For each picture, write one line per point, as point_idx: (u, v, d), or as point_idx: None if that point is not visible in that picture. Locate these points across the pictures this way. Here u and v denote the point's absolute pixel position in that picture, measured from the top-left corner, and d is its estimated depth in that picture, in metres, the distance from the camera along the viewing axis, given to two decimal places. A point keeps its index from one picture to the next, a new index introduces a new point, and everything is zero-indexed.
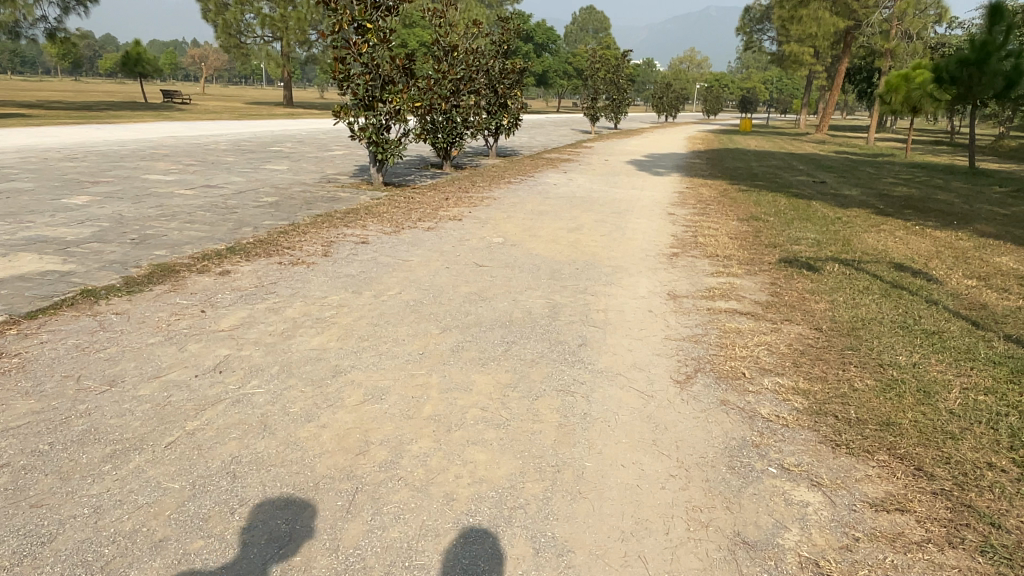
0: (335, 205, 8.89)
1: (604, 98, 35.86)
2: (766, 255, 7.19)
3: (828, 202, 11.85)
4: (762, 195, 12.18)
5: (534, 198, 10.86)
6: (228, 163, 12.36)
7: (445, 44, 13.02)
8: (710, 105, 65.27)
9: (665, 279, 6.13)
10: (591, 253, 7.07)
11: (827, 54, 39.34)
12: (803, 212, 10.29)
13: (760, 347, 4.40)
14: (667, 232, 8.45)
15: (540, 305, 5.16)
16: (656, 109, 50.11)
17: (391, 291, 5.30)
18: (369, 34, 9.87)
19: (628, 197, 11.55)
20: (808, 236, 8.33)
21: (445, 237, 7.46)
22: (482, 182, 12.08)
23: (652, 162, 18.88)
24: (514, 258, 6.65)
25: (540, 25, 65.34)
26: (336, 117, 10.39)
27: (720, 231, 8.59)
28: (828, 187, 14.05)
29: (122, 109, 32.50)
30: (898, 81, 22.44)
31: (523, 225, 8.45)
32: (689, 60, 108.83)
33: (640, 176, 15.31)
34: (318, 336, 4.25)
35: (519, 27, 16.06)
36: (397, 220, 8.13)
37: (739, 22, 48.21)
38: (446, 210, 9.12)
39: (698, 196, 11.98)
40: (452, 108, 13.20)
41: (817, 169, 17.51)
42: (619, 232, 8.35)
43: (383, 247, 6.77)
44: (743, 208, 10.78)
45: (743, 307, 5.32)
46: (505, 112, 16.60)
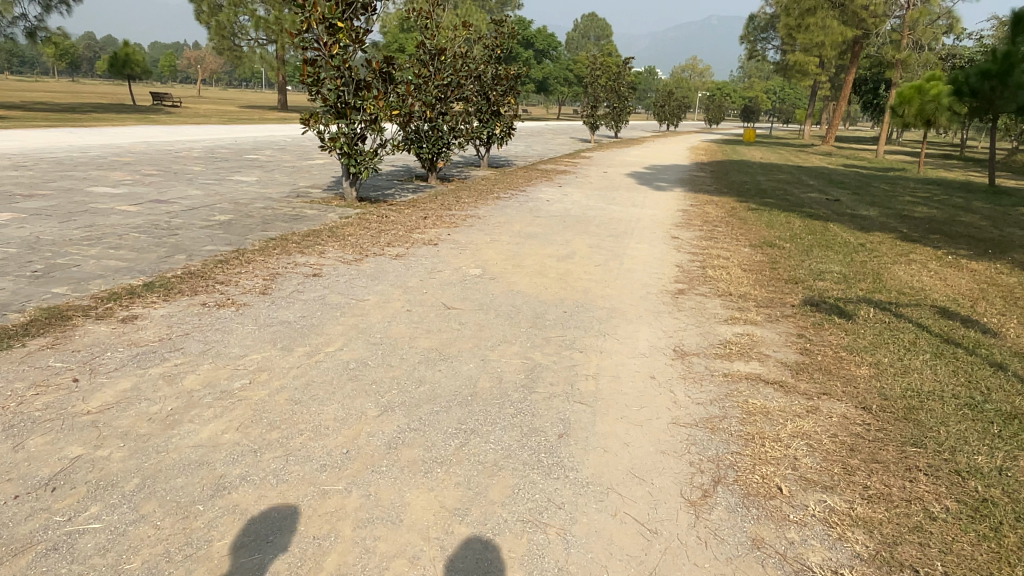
0: (296, 225, 7.90)
1: (605, 107, 34.97)
2: (788, 294, 6.16)
3: (846, 224, 10.85)
4: (773, 215, 11.19)
5: (524, 216, 9.85)
6: (192, 173, 11.34)
7: (432, 47, 12.07)
8: (712, 114, 64.48)
9: (670, 329, 5.08)
10: (582, 291, 6.02)
11: (834, 64, 38.47)
12: (821, 237, 9.30)
13: (796, 441, 3.36)
14: (671, 262, 7.41)
15: (514, 367, 4.13)
16: (657, 118, 49.21)
17: (330, 345, 4.26)
18: (341, 35, 8.82)
19: (627, 216, 10.55)
20: (831, 268, 7.32)
21: (414, 268, 6.42)
22: (468, 198, 11.07)
23: (654, 174, 17.87)
24: (490, 296, 5.62)
25: (541, 31, 64.55)
26: (305, 125, 9.33)
27: (731, 260, 7.57)
28: (843, 206, 13.07)
29: (106, 111, 31.54)
30: (912, 93, 21.46)
31: (506, 252, 7.43)
32: (691, 69, 108.09)
33: (641, 190, 14.31)
34: (211, 423, 3.21)
35: (514, 32, 15.10)
36: (363, 244, 7.12)
37: (744, 30, 47.40)
38: (423, 231, 8.12)
39: (704, 216, 10.97)
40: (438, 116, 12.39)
41: (828, 186, 16.53)
42: (616, 261, 7.32)
43: (336, 281, 5.75)
44: (754, 230, 9.79)
45: (767, 372, 4.29)
46: (497, 121, 15.62)
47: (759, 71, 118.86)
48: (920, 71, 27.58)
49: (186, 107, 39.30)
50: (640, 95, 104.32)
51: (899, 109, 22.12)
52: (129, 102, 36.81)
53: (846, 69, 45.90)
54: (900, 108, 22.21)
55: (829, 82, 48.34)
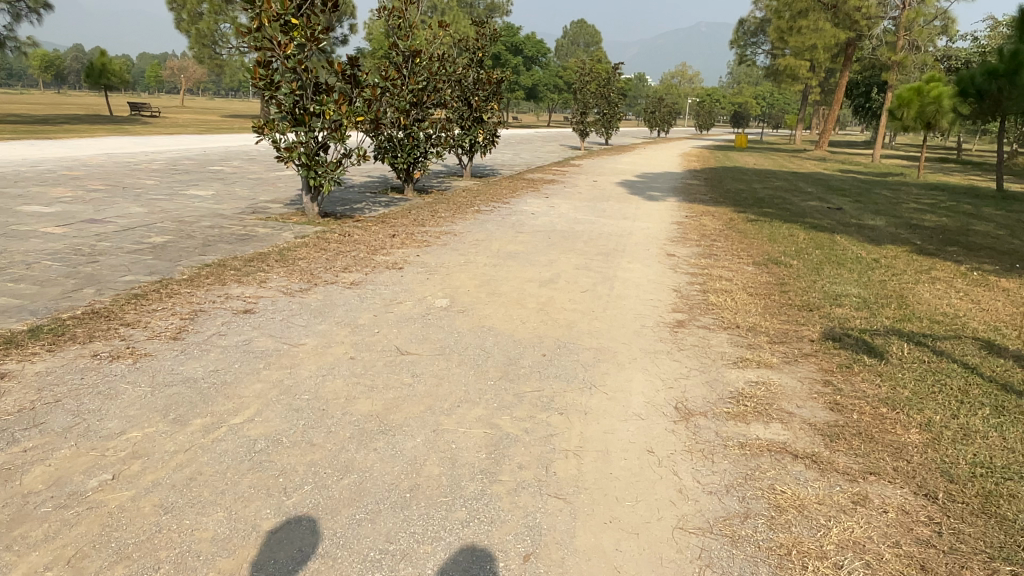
0: (243, 246, 6.98)
1: (595, 113, 34.27)
2: (804, 326, 5.29)
3: (855, 236, 10.00)
4: (775, 226, 10.36)
5: (505, 233, 8.95)
6: (142, 187, 10.41)
7: (405, 48, 11.13)
8: (703, 120, 64.04)
9: (670, 375, 4.19)
10: (565, 325, 5.12)
11: (826, 68, 37.92)
12: (831, 251, 8.44)
13: (847, 557, 2.47)
14: (667, 285, 6.52)
15: (471, 440, 3.22)
16: (648, 124, 48.59)
17: (237, 414, 3.35)
18: (296, 32, 7.89)
19: (618, 230, 9.66)
20: (848, 290, 6.46)
21: (368, 299, 5.51)
22: (445, 211, 10.18)
23: (645, 182, 17.02)
24: (454, 334, 4.71)
25: (530, 38, 63.98)
26: (259, 134, 8.39)
27: (735, 282, 6.69)
28: (848, 215, 12.22)
29: (80, 122, 30.55)
30: (911, 95, 20.73)
31: (480, 276, 6.52)
32: (681, 75, 107.86)
33: (632, 200, 13.44)
34: (35, 554, 2.30)
35: (497, 33, 14.24)
36: (313, 269, 6.21)
37: (734, 35, 46.87)
38: (387, 252, 7.21)
39: (701, 229, 10.10)
40: (412, 123, 11.43)
41: (829, 192, 15.73)
42: (604, 285, 6.44)
43: (270, 319, 4.83)
44: (757, 245, 8.91)
45: (794, 439, 3.39)
46: (480, 128, 14.69)
47: (749, 77, 118.85)
48: (916, 73, 26.94)
49: (167, 118, 38.35)
50: (630, 102, 104.03)
51: (897, 112, 21.37)
52: (107, 114, 35.83)
53: (837, 73, 45.39)
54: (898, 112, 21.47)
55: (820, 86, 47.84)
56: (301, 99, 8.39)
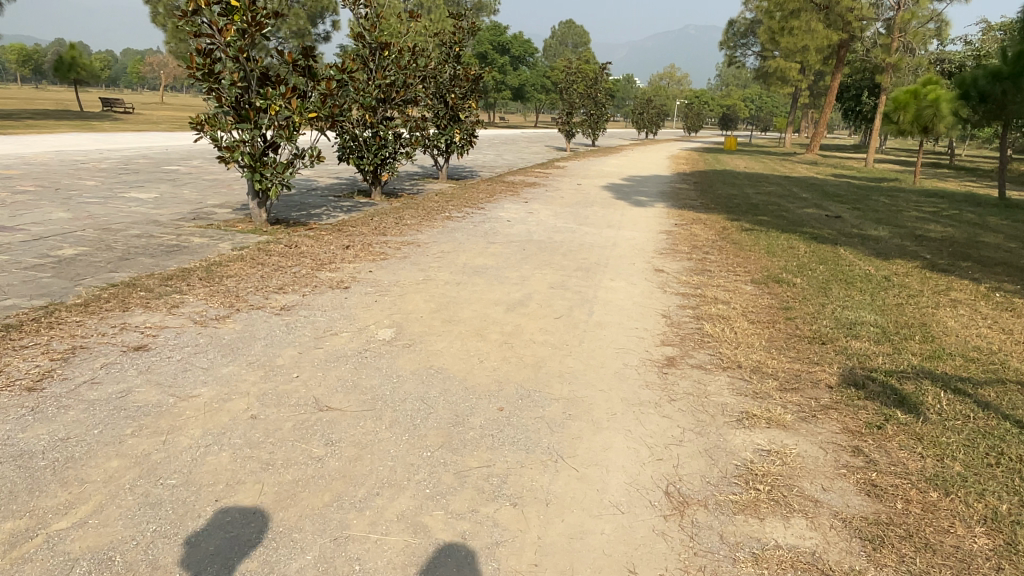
0: (168, 260, 6.04)
1: (582, 113, 33.50)
2: (818, 367, 4.43)
3: (860, 248, 9.18)
4: (772, 237, 9.55)
5: (477, 243, 8.06)
6: (78, 189, 9.43)
7: (372, 40, 10.27)
8: (692, 122, 63.60)
9: (659, 440, 3.31)
10: (532, 365, 4.22)
11: (817, 71, 37.36)
12: (836, 268, 7.61)
13: None
14: (654, 309, 5.65)
15: (385, 556, 2.32)
16: (636, 126, 47.94)
17: (63, 518, 2.44)
18: (238, 16, 6.95)
19: (601, 240, 8.79)
20: (863, 317, 5.62)
21: (298, 328, 4.57)
22: (412, 218, 9.29)
23: (632, 186, 16.16)
24: (392, 380, 3.81)
25: (517, 37, 63.09)
26: (198, 131, 7.42)
27: (732, 306, 5.83)
28: (847, 225, 11.42)
29: (48, 118, 29.40)
30: (908, 98, 20.16)
31: (439, 297, 5.60)
32: (670, 76, 107.49)
33: (618, 206, 12.58)
34: None
35: (475, 26, 13.35)
36: (240, 289, 5.27)
37: (723, 36, 46.25)
38: (337, 266, 6.29)
39: (692, 239, 9.26)
40: (379, 122, 10.52)
41: (824, 199, 14.96)
42: (582, 308, 5.56)
43: (164, 358, 3.90)
44: (755, 259, 8.07)
45: (826, 548, 2.52)
46: (456, 126, 13.80)
47: (737, 79, 118.75)
48: (909, 76, 26.27)
49: (142, 115, 37.16)
50: (619, 104, 103.54)
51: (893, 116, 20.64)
52: (78, 109, 34.60)
53: (826, 76, 44.85)
54: (894, 115, 20.81)
55: (810, 88, 47.32)
56: (245, 92, 7.44)
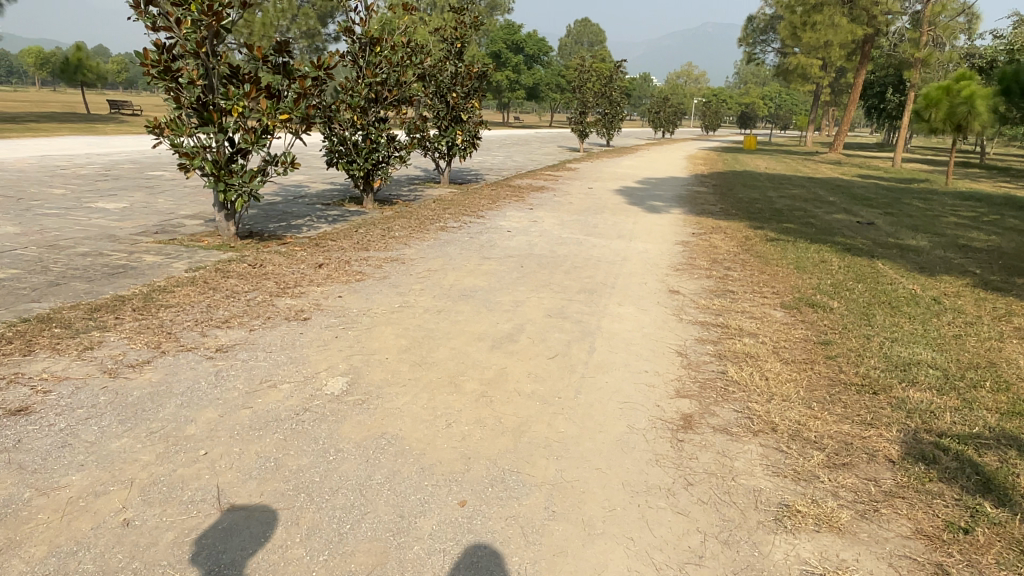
0: (107, 284, 5.28)
1: (596, 112, 32.57)
2: (873, 430, 3.54)
3: (901, 261, 8.21)
4: (800, 249, 8.62)
5: (470, 258, 7.23)
6: (42, 198, 8.71)
7: (361, 35, 9.52)
8: (709, 120, 62.43)
9: (672, 556, 2.45)
10: (511, 429, 3.36)
11: (840, 67, 36.09)
12: (877, 288, 6.69)
13: None
14: (667, 345, 4.77)
15: None
16: (652, 125, 46.88)
17: None
18: (195, 6, 6.21)
19: (609, 253, 7.91)
20: (918, 355, 4.71)
21: (231, 376, 3.75)
22: (403, 229, 8.47)
23: (647, 190, 15.23)
24: (328, 456, 2.97)
25: (531, 35, 62.14)
26: (156, 136, 6.66)
27: (760, 340, 4.93)
28: (881, 233, 10.43)
29: (53, 120, 28.99)
30: (939, 95, 18.86)
31: (413, 330, 4.76)
32: (687, 73, 105.88)
33: (631, 212, 11.68)
34: None
35: (478, 20, 12.54)
36: (177, 323, 4.47)
37: (742, 32, 45.02)
38: (301, 290, 5.48)
39: (710, 251, 8.37)
40: (370, 124, 9.72)
41: (853, 203, 13.94)
42: (582, 344, 4.70)
43: (44, 427, 3.09)
44: (783, 275, 7.16)
45: None
46: (458, 127, 12.97)
47: (756, 77, 116.96)
48: (940, 71, 24.95)
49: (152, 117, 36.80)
50: (635, 102, 102.26)
51: (924, 113, 19.52)
52: (87, 112, 34.26)
53: (849, 73, 43.50)
54: (925, 113, 19.56)
55: (832, 85, 45.93)
56: (207, 91, 6.68)
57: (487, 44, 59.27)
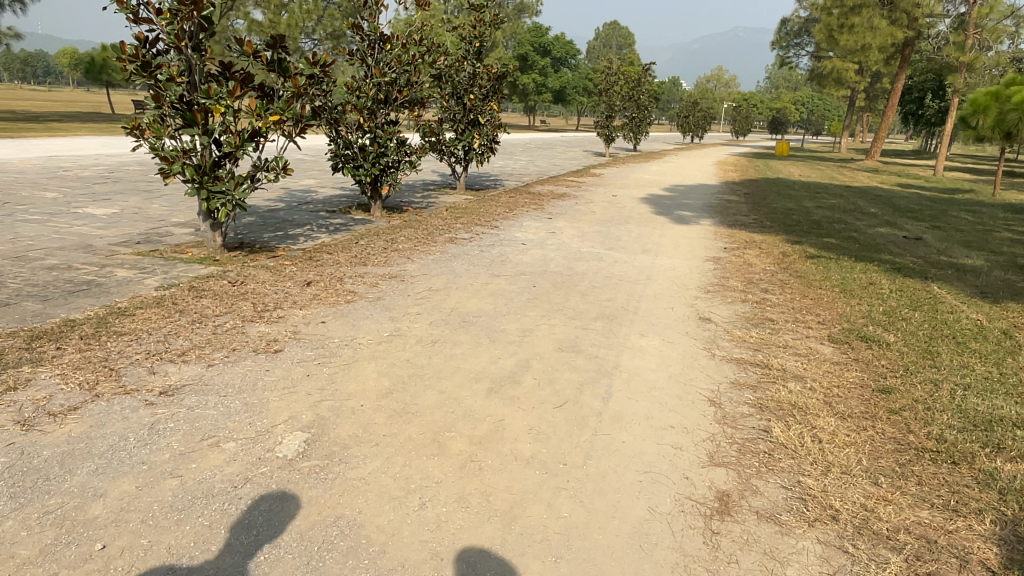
0: (64, 304, 4.71)
1: (623, 116, 31.77)
2: (962, 521, 2.79)
3: (959, 284, 7.37)
4: (844, 268, 7.81)
5: (478, 275, 6.56)
6: (30, 202, 8.23)
7: (370, 31, 9.03)
8: (739, 126, 61.21)
9: None
10: (500, 513, 2.67)
11: (878, 71, 34.83)
12: (938, 319, 5.87)
13: None
14: (697, 391, 4.04)
15: None
16: (681, 129, 45.89)
17: None
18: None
19: (633, 270, 7.18)
20: (1001, 411, 3.93)
21: (166, 430, 3.11)
22: (408, 240, 7.83)
23: (675, 198, 14.44)
24: (259, 558, 2.30)
25: (558, 38, 61.43)
26: (136, 139, 6.11)
27: (808, 385, 4.18)
28: (931, 250, 9.57)
29: (76, 120, 28.96)
30: (988, 100, 17.73)
31: (399, 367, 4.10)
32: (717, 78, 104.38)
33: (658, 223, 10.93)
34: None
35: (498, 18, 11.96)
36: (124, 357, 3.86)
37: (775, 35, 43.84)
38: (280, 314, 4.86)
39: (744, 270, 7.60)
40: (377, 126, 9.16)
41: (897, 215, 13.02)
42: (595, 387, 3.99)
43: None
44: (828, 300, 6.38)
45: None
46: (475, 132, 12.33)
47: (787, 82, 115.23)
48: (986, 76, 23.71)
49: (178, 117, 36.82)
50: (663, 107, 101.02)
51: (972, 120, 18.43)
52: (113, 111, 34.30)
53: (887, 78, 42.12)
54: (973, 119, 18.44)
55: (868, 91, 44.55)
56: (189, 89, 6.07)
57: (514, 47, 58.75)
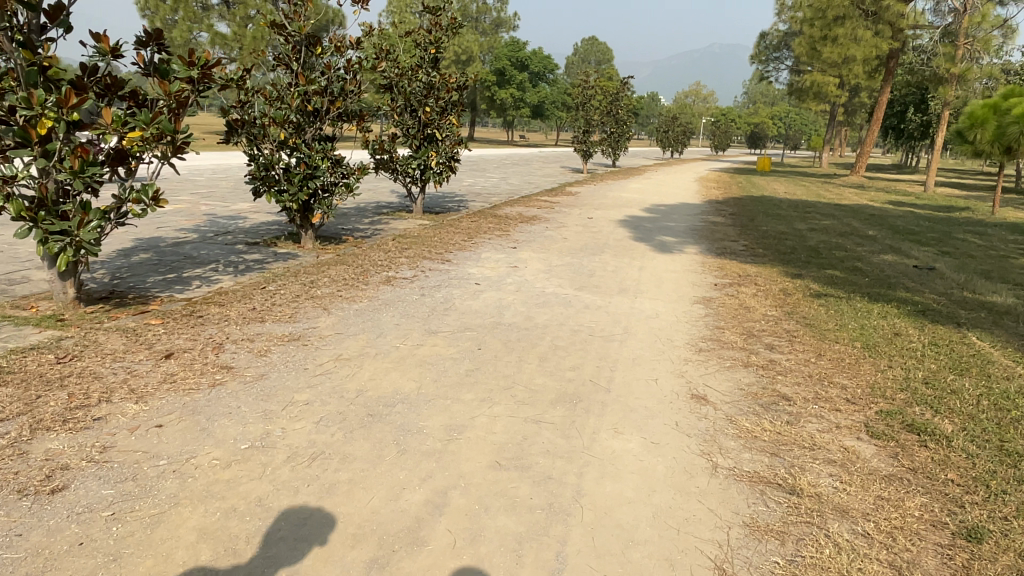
0: None
1: (601, 131, 30.65)
2: None
3: (1001, 332, 6.08)
4: (860, 312, 6.51)
5: (409, 331, 5.13)
6: None
7: (295, 31, 7.64)
8: (718, 140, 60.55)
9: None
10: None
11: (861, 84, 34.11)
12: (996, 391, 4.54)
13: None
14: (696, 547, 2.65)
15: None
16: (660, 144, 44.88)
17: None
18: None
19: (605, 320, 5.82)
20: None
21: None
22: (334, 281, 6.40)
23: (656, 220, 13.12)
24: None
25: (536, 52, 60.54)
26: None
27: (860, 530, 2.81)
28: (950, 283, 8.32)
29: None
30: (987, 113, 16.77)
31: (243, 515, 2.66)
32: (695, 92, 104.19)
33: (637, 251, 9.59)
34: None
35: (456, 20, 10.64)
36: None
37: (755, 49, 43.17)
38: (100, 414, 3.43)
39: (743, 314, 6.25)
40: (305, 143, 7.75)
41: (900, 239, 11.83)
42: (542, 548, 2.57)
43: None
44: (853, 362, 5.04)
45: None
46: (431, 148, 10.93)
47: (765, 96, 115.72)
48: (976, 88, 22.80)
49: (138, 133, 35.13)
50: (642, 121, 100.70)
51: (967, 134, 17.42)
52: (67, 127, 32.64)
53: (868, 92, 41.58)
54: (969, 133, 17.40)
55: (848, 105, 43.89)
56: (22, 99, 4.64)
57: (491, 61, 57.82)
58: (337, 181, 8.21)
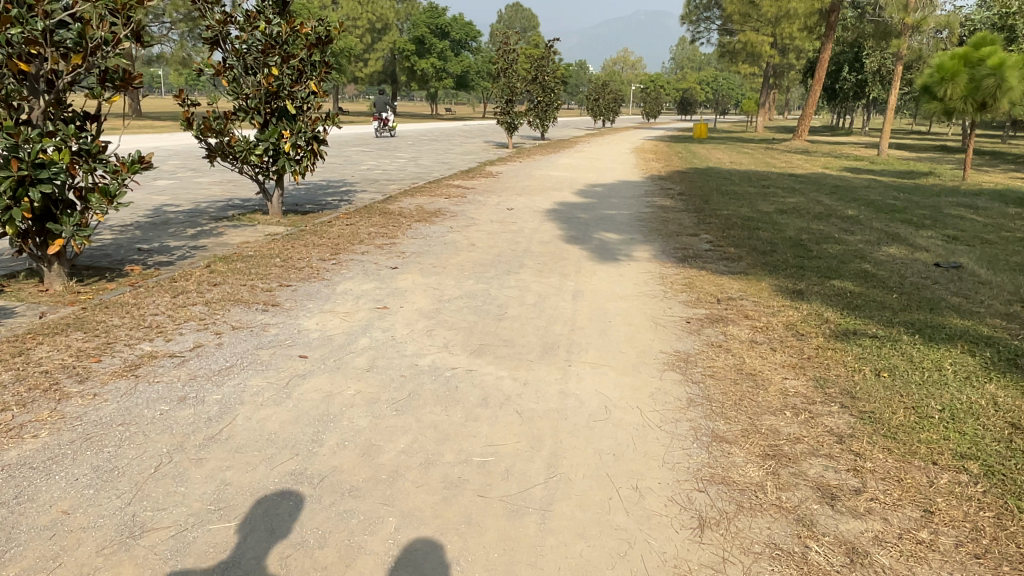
0: None
1: (527, 101, 27.85)
2: None
3: None
4: (926, 373, 4.04)
5: (76, 538, 2.34)
6: None
7: None
8: (650, 107, 58.55)
9: None
10: None
11: (798, 43, 32.27)
12: None
13: None
14: None
15: None
16: (591, 113, 42.23)
17: None
18: None
19: (512, 436, 3.15)
20: None
21: None
22: (24, 375, 3.53)
23: (593, 207, 10.52)
24: None
25: (457, 19, 56.88)
26: None
27: None
28: (1001, 292, 6.01)
29: None
30: (958, 65, 14.56)
31: None
32: (623, 60, 101.98)
33: (570, 261, 6.96)
34: None
35: None
36: None
37: (685, 9, 40.84)
38: None
39: (749, 394, 3.69)
40: (17, 126, 4.71)
41: (892, 222, 9.57)
42: None
43: None
44: (1000, 536, 2.53)
45: None
46: (281, 127, 7.84)
47: (692, 62, 114.88)
48: (929, 40, 20.90)
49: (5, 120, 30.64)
50: (572, 91, 98.20)
51: (936, 89, 15.30)
52: None
53: (802, 53, 39.89)
54: (938, 89, 15.20)
55: (781, 66, 42.19)
56: None
57: (409, 29, 54.02)
58: (89, 184, 5.11)
